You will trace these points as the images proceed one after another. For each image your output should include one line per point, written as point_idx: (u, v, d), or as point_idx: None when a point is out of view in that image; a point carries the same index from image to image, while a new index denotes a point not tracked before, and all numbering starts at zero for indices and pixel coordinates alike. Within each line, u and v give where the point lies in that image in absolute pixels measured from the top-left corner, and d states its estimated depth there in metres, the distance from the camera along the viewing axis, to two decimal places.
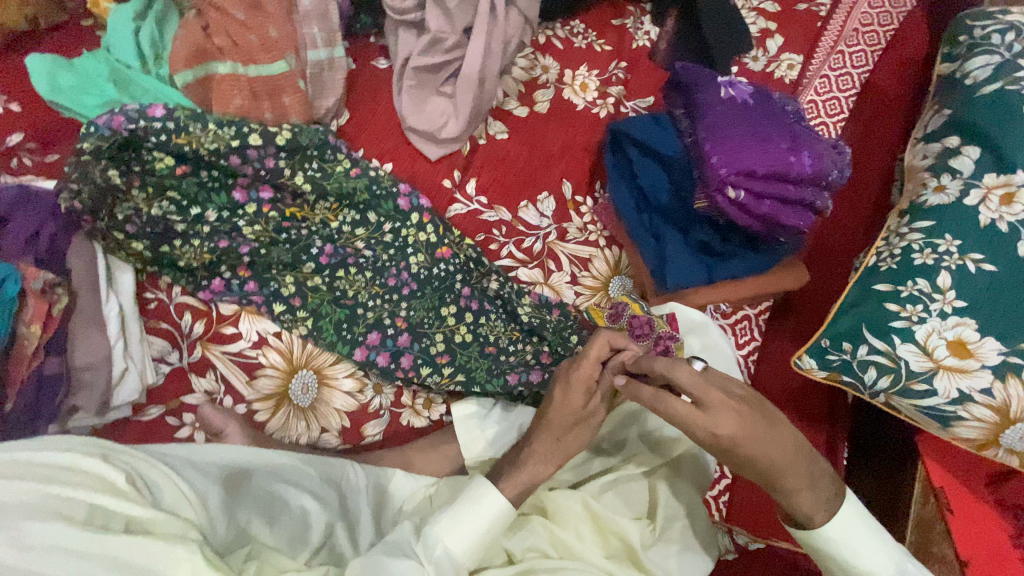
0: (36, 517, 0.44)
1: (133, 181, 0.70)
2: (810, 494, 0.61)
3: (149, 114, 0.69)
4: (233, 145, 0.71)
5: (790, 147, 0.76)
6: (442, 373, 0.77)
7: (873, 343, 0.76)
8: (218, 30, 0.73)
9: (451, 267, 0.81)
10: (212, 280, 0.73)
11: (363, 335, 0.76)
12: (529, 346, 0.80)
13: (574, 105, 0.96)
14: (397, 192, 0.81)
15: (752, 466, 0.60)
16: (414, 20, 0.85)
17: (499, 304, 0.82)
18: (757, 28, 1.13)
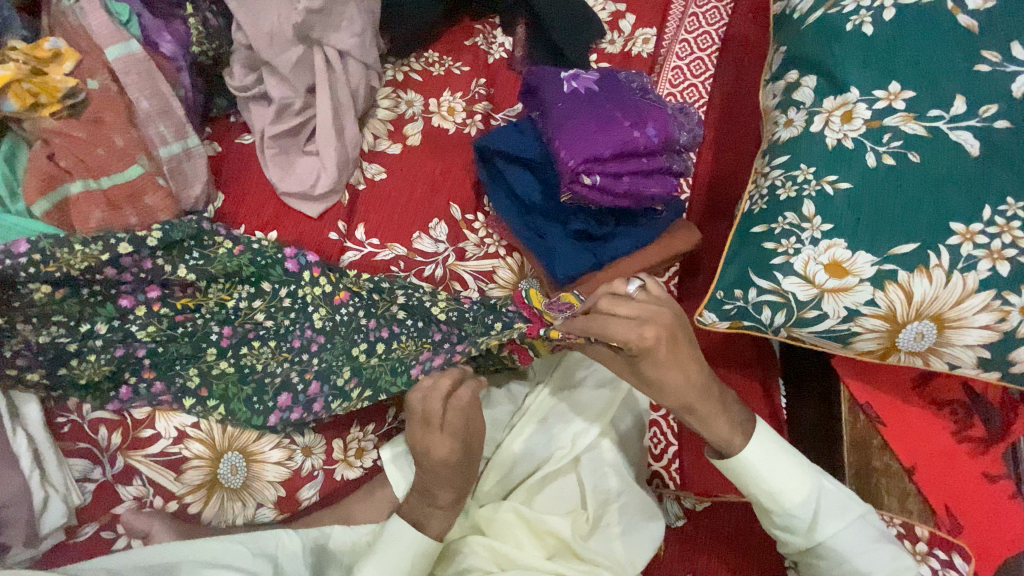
0: None
1: (16, 318, 0.70)
2: (727, 417, 0.65)
3: (13, 250, 0.67)
4: (105, 259, 0.71)
5: (633, 122, 0.79)
6: (353, 398, 0.75)
7: (760, 285, 0.78)
8: (63, 153, 0.75)
9: (353, 308, 0.79)
10: (119, 389, 0.75)
11: (273, 400, 0.76)
12: (443, 348, 0.76)
13: (444, 130, 0.99)
14: (283, 255, 0.78)
15: (672, 394, 0.63)
16: (259, 94, 0.87)
17: (410, 322, 0.79)
18: (608, 13, 1.17)
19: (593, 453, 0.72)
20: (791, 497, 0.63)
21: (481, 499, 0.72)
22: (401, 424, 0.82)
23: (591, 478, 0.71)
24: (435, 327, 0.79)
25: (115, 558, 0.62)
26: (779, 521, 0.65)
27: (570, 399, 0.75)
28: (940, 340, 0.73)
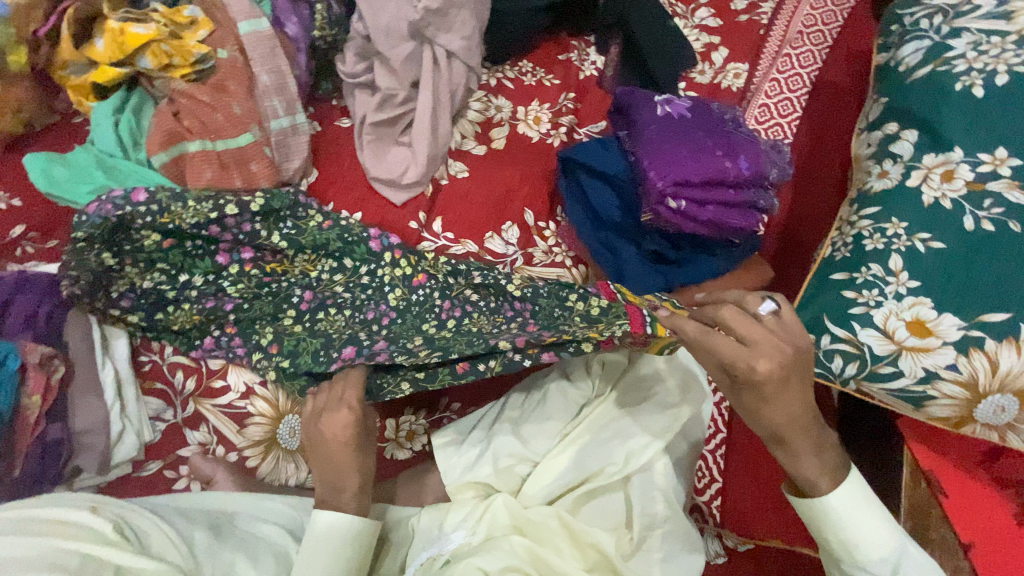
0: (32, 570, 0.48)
1: (125, 260, 0.76)
2: (819, 459, 0.60)
3: (134, 198, 0.74)
4: (212, 218, 0.76)
5: (725, 153, 0.80)
6: (419, 355, 0.72)
7: (834, 332, 0.77)
8: (187, 113, 0.81)
9: (429, 290, 0.80)
10: (204, 339, 0.79)
11: (338, 352, 0.76)
12: (515, 324, 0.76)
13: (529, 137, 1.01)
14: (368, 235, 0.82)
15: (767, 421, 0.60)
16: (366, 81, 0.92)
17: (483, 303, 0.79)
18: (701, 44, 1.18)
19: (644, 474, 0.72)
20: (869, 554, 0.58)
21: (524, 502, 0.72)
22: (451, 416, 0.83)
23: (640, 500, 0.70)
24: (507, 305, 0.79)
25: (182, 498, 0.67)
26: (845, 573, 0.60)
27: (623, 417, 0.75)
28: (1020, 417, 0.70)
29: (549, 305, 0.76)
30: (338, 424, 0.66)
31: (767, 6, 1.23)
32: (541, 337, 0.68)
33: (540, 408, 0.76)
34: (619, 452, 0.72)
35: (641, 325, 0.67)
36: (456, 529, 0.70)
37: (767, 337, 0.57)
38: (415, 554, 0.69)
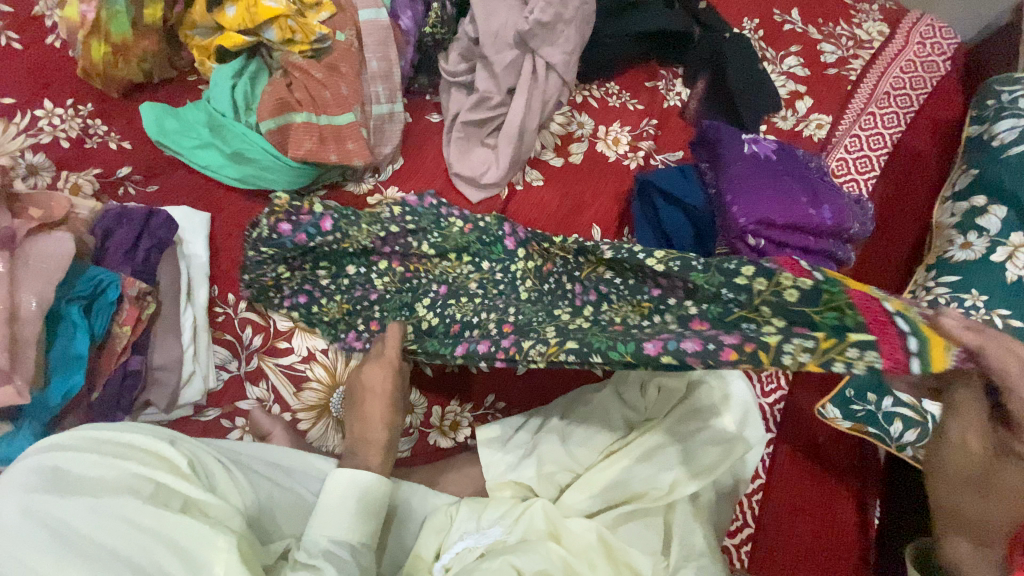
0: (112, 493, 0.51)
1: (294, 269, 0.81)
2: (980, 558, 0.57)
3: (322, 228, 0.78)
4: (378, 236, 0.81)
5: (810, 201, 0.81)
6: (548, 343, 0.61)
7: (898, 395, 0.77)
8: (300, 86, 0.86)
9: (558, 274, 0.80)
10: (348, 333, 0.81)
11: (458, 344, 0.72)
12: (666, 315, 0.63)
13: (607, 156, 1.03)
14: (504, 234, 0.84)
15: (973, 508, 0.50)
16: (465, 82, 0.96)
17: (619, 284, 0.73)
18: (787, 91, 1.19)
19: (689, 504, 0.72)
20: None
21: (562, 510, 0.72)
22: (496, 413, 0.84)
23: (680, 529, 0.70)
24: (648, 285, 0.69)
25: (249, 448, 0.70)
26: None
27: (670, 443, 0.75)
28: None
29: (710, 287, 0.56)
30: (374, 390, 0.73)
31: (856, 63, 1.24)
32: (719, 352, 0.47)
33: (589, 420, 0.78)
34: (664, 477, 0.72)
35: (900, 358, 0.44)
36: (493, 525, 0.71)
37: None
38: (451, 541, 0.70)
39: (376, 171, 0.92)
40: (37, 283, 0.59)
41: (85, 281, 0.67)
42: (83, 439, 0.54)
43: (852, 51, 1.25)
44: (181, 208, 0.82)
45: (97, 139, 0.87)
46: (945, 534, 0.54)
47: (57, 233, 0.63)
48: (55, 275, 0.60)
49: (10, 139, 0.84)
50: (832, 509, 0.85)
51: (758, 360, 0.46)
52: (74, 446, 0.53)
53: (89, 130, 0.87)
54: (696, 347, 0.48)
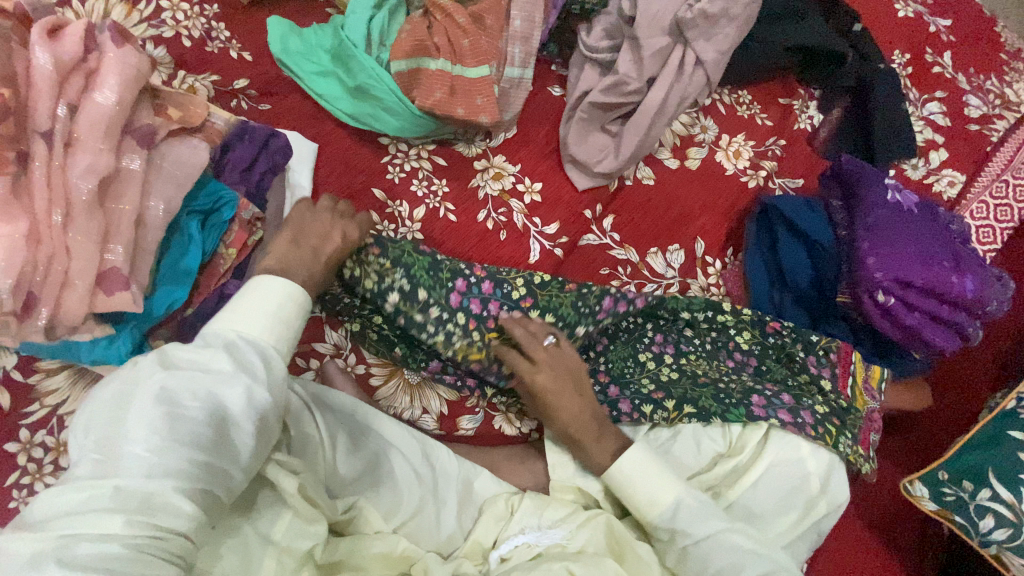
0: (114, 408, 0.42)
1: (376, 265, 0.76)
2: (604, 446, 0.70)
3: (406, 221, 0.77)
4: (450, 282, 0.76)
5: (952, 267, 0.75)
6: (668, 408, 0.75)
7: (998, 490, 0.72)
8: (440, 30, 0.81)
9: (640, 320, 0.82)
10: (456, 273, 0.77)
11: (598, 302, 0.78)
12: (740, 375, 0.79)
13: (724, 168, 0.97)
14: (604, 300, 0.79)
15: (550, 381, 0.70)
16: (603, 60, 0.90)
17: (697, 342, 0.82)
18: (923, 138, 1.10)
19: None
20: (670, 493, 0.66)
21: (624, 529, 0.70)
22: None
23: None
24: (725, 355, 0.82)
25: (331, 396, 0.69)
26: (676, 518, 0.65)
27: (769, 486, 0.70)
28: None
29: (781, 371, 0.79)
30: None
31: (1001, 124, 1.15)
32: (802, 426, 0.72)
33: (667, 445, 0.74)
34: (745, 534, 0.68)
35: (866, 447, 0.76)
36: (553, 526, 0.70)
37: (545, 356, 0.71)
38: (509, 533, 0.69)
39: (489, 136, 0.89)
40: (166, 189, 0.56)
41: (206, 194, 0.63)
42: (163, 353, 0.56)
43: (999, 110, 1.16)
44: (292, 134, 0.80)
45: (219, 44, 0.84)
46: (587, 450, 0.70)
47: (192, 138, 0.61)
48: (184, 181, 0.58)
49: (132, 26, 0.80)
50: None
51: (823, 440, 0.72)
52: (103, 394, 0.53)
53: (212, 33, 0.84)
54: (789, 419, 0.72)
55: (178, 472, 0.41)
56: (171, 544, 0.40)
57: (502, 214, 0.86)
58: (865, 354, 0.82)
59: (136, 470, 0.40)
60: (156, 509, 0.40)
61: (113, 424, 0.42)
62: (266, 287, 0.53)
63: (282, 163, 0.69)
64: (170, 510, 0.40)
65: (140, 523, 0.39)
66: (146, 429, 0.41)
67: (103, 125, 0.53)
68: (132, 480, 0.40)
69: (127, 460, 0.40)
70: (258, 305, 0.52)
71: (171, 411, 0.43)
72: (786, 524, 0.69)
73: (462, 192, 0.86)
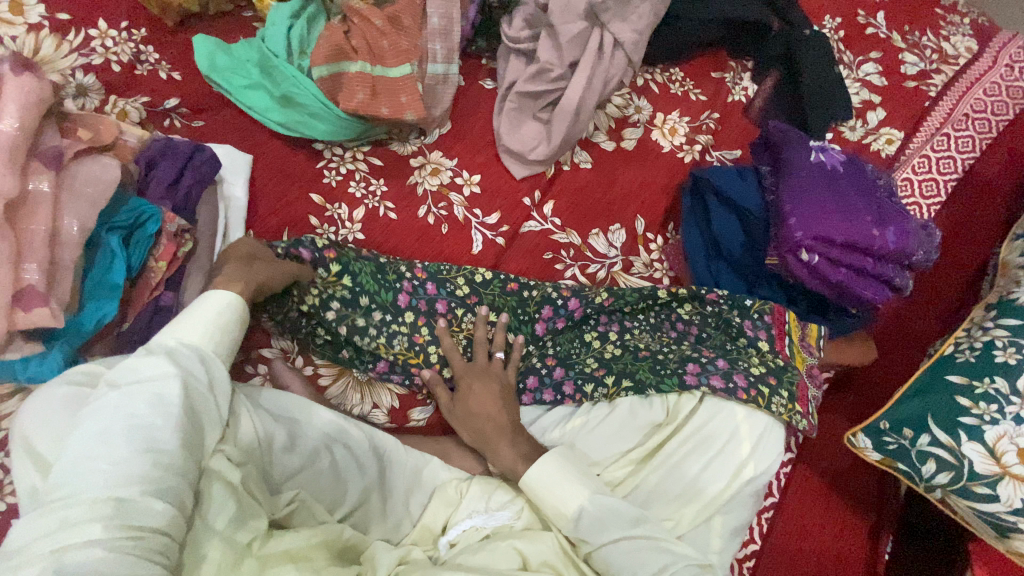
0: (99, 421, 0.46)
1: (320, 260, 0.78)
2: (516, 449, 0.71)
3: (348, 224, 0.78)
4: (398, 282, 0.80)
5: (873, 220, 0.77)
6: (606, 385, 0.78)
7: (937, 435, 0.73)
8: (358, 35, 0.84)
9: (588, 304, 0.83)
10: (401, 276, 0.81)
11: (537, 312, 0.84)
12: (682, 344, 0.81)
13: (660, 146, 0.98)
14: (539, 316, 0.84)
15: (480, 385, 0.76)
16: (526, 49, 0.93)
17: (640, 319, 0.85)
18: (860, 100, 1.11)
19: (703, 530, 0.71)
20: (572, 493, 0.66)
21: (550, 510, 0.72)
22: None
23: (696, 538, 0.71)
24: (668, 325, 0.85)
25: (270, 398, 0.70)
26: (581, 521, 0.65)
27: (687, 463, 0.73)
28: None
29: (720, 338, 0.81)
30: None
31: (938, 78, 1.15)
32: (735, 391, 0.74)
33: (608, 419, 0.76)
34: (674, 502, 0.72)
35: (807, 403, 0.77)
36: (501, 508, 0.72)
37: (485, 363, 0.79)
38: (458, 518, 0.71)
39: (423, 133, 0.91)
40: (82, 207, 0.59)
41: (127, 210, 0.65)
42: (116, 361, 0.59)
43: (936, 65, 1.16)
44: (224, 147, 0.82)
45: (148, 67, 0.86)
46: (496, 452, 0.72)
47: (103, 158, 0.64)
48: (95, 199, 0.61)
49: (62, 57, 0.82)
50: (844, 542, 0.83)
51: (755, 403, 0.74)
52: (46, 401, 0.53)
53: (140, 57, 0.86)
54: (721, 384, 0.74)
55: (154, 477, 0.45)
56: (148, 543, 0.43)
57: (441, 209, 0.88)
58: (801, 313, 0.85)
59: (117, 473, 0.43)
60: (130, 513, 0.43)
61: (84, 438, 0.45)
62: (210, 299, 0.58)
63: (209, 174, 0.72)
64: (145, 510, 0.43)
65: (116, 527, 0.41)
66: (118, 438, 0.45)
67: (8, 150, 0.55)
68: (114, 488, 0.43)
69: (113, 468, 0.43)
70: (200, 314, 0.56)
71: (146, 424, 0.46)
72: (714, 499, 0.72)
73: (400, 191, 0.87)
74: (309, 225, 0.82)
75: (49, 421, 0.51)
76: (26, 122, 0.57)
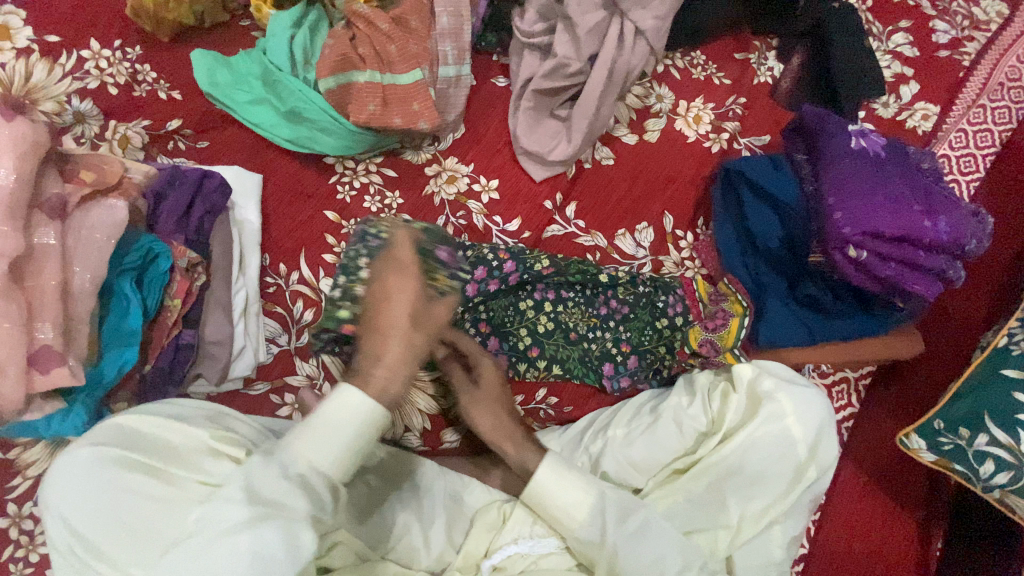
0: (209, 550, 0.46)
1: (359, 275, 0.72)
2: (495, 421, 0.68)
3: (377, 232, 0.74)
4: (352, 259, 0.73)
5: (924, 210, 0.72)
6: (538, 365, 0.80)
7: (994, 434, 0.70)
8: (364, 41, 0.78)
9: (550, 285, 0.81)
10: (368, 242, 0.74)
11: (471, 270, 0.76)
12: (612, 322, 0.82)
13: (685, 136, 0.93)
14: (470, 277, 0.76)
15: (482, 369, 0.73)
16: (540, 44, 0.87)
17: (578, 288, 0.82)
18: (891, 73, 1.05)
19: (762, 538, 0.68)
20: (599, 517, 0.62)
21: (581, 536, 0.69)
22: (546, 408, 0.82)
23: (756, 555, 0.68)
24: (601, 300, 0.82)
25: (297, 430, 0.68)
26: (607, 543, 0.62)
27: (735, 469, 0.69)
28: None
29: (644, 318, 0.82)
30: None
31: (973, 45, 1.09)
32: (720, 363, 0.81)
33: (649, 432, 0.74)
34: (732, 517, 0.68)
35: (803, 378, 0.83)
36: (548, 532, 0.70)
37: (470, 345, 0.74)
38: (501, 542, 0.68)
39: (437, 140, 0.86)
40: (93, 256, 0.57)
41: (135, 250, 0.62)
42: (141, 419, 0.57)
43: (969, 30, 1.09)
44: (231, 168, 0.78)
45: (146, 87, 0.82)
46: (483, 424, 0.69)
47: (110, 199, 0.60)
48: (106, 246, 0.58)
49: (56, 83, 0.79)
50: (895, 539, 0.82)
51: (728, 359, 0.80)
52: (74, 471, 0.52)
53: (138, 77, 0.82)
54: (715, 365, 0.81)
55: None
56: None
57: (461, 218, 0.84)
58: (846, 309, 0.79)
59: None
60: None
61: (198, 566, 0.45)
62: (346, 402, 0.53)
63: (220, 204, 0.69)
64: None
65: None
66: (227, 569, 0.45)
67: (7, 205, 0.52)
68: None
69: None
70: (335, 419, 0.52)
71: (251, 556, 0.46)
72: (766, 510, 0.68)
73: (417, 202, 0.83)
74: (325, 244, 0.79)
75: (77, 499, 0.50)
76: (23, 171, 0.54)
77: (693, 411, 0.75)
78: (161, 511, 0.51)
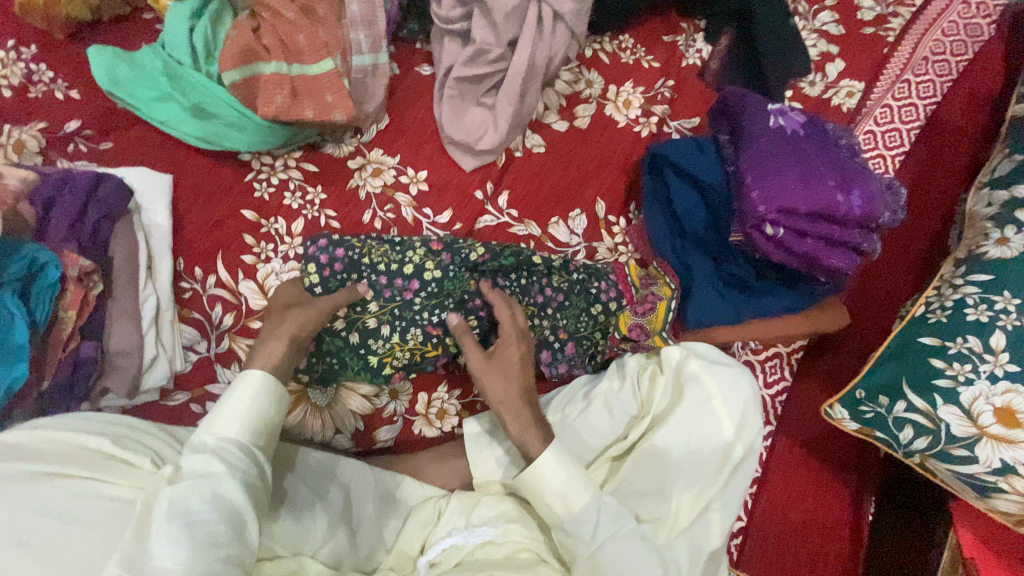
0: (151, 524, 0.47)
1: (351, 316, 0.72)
2: (273, 345, 0.62)
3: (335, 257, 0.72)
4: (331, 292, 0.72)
5: (838, 185, 0.73)
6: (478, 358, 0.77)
7: (911, 400, 0.72)
8: (268, 31, 0.76)
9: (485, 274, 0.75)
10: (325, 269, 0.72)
11: (399, 266, 0.73)
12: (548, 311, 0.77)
13: (616, 121, 0.93)
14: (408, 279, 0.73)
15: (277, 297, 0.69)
16: (460, 30, 0.85)
17: (513, 276, 0.76)
18: (817, 52, 1.06)
19: (700, 524, 0.68)
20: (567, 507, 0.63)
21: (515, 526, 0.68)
22: (485, 401, 0.80)
23: (696, 539, 0.67)
24: (536, 288, 0.77)
25: None
26: (566, 526, 0.62)
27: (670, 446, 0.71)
28: None
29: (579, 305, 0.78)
30: None
31: (897, 21, 1.10)
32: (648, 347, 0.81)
33: (581, 418, 0.74)
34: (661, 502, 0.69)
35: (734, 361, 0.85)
36: (482, 524, 0.68)
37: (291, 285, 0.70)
38: (436, 537, 0.68)
39: (359, 132, 0.84)
40: None
41: (18, 261, 0.59)
42: (38, 437, 0.54)
43: (893, 7, 1.11)
44: (136, 170, 0.74)
45: (42, 87, 0.77)
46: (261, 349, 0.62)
47: None
48: None
49: None
50: (827, 507, 0.84)
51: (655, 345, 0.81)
52: None
53: (32, 77, 0.77)
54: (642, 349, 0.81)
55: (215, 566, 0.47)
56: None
57: (389, 211, 0.82)
58: (770, 286, 0.81)
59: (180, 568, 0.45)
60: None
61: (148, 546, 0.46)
62: (246, 384, 0.58)
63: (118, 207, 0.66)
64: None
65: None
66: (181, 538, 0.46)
67: None
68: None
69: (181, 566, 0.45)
70: (235, 403, 0.57)
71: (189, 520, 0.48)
72: (697, 490, 0.69)
73: (340, 196, 0.80)
74: (243, 245, 0.75)
75: None
76: None
77: (622, 395, 0.75)
78: (65, 530, 0.46)
